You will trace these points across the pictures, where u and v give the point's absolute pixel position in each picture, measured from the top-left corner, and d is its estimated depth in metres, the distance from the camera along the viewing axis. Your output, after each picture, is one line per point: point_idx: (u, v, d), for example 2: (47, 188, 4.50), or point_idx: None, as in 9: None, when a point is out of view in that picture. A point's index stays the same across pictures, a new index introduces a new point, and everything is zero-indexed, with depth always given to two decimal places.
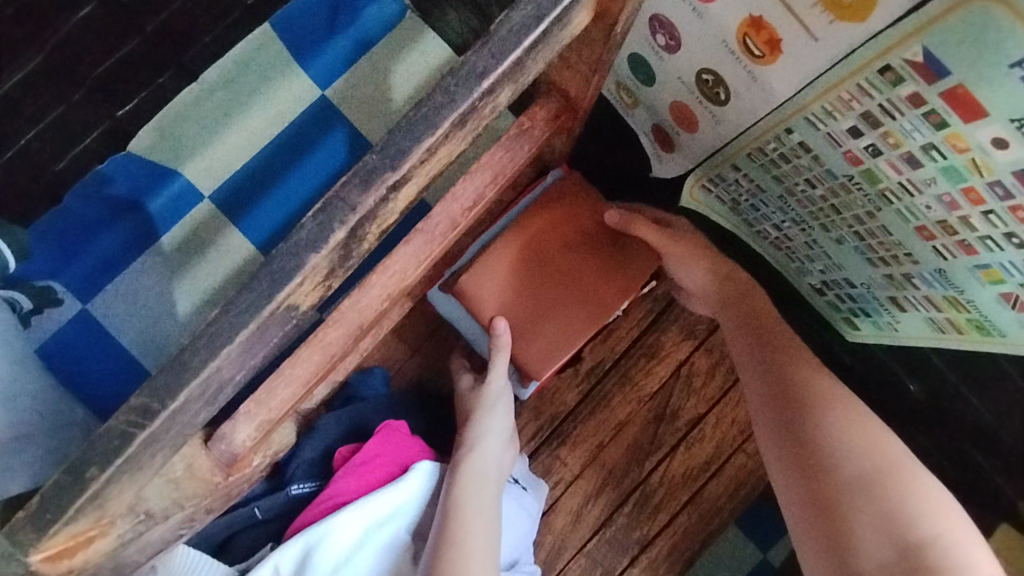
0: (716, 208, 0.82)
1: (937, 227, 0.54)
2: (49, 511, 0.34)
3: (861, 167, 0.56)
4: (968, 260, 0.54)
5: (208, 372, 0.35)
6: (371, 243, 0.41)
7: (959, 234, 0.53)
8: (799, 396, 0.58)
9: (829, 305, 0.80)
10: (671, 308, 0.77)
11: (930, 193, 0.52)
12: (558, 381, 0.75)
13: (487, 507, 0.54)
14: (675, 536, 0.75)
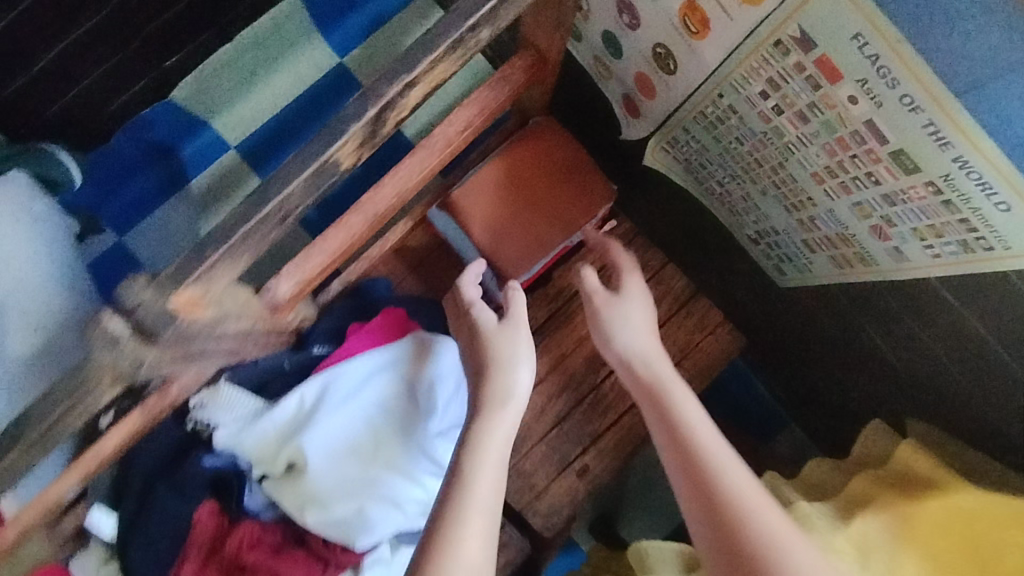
0: (673, 168, 0.97)
1: (824, 173, 0.69)
2: (185, 271, 0.43)
3: (772, 124, 0.71)
4: (848, 199, 0.70)
5: (284, 192, 0.45)
6: (389, 128, 0.52)
7: (839, 177, 0.68)
8: (679, 434, 0.66)
9: (762, 254, 0.96)
10: (629, 246, 0.92)
11: (817, 144, 0.67)
12: (530, 301, 0.91)
13: (498, 462, 0.60)
14: (621, 431, 0.92)
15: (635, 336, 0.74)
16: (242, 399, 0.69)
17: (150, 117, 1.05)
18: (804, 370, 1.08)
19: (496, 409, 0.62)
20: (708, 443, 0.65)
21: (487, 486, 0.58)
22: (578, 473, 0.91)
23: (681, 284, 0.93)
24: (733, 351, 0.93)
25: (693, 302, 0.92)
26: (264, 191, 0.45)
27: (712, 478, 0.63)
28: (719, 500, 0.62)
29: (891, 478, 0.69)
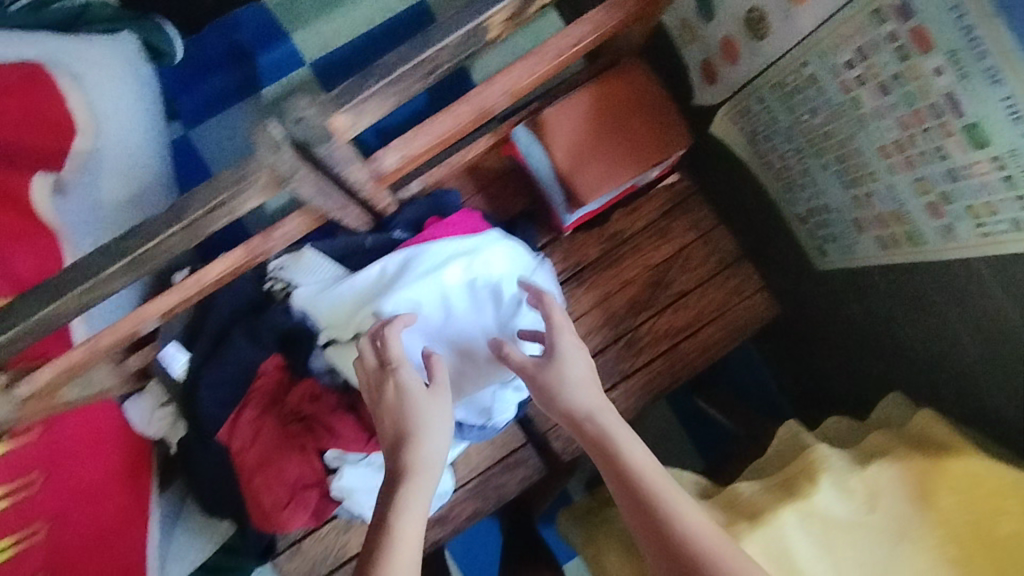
0: (736, 140, 1.01)
1: (893, 147, 0.74)
2: (350, 91, 0.47)
3: (850, 95, 0.76)
4: (910, 174, 0.75)
5: (443, 44, 0.48)
6: (535, 10, 0.53)
7: (906, 152, 0.73)
8: (609, 457, 0.61)
9: (807, 234, 1.01)
10: (686, 202, 0.97)
11: (892, 117, 0.72)
12: (584, 237, 0.96)
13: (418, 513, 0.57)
14: (649, 373, 0.97)
15: (577, 388, 0.65)
16: (322, 265, 0.73)
17: (261, 42, 1.08)
18: (819, 356, 1.12)
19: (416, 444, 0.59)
20: (647, 472, 0.61)
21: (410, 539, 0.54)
22: (605, 406, 0.96)
23: (728, 247, 0.97)
24: (767, 318, 0.97)
25: (736, 266, 0.97)
26: (423, 41, 0.48)
27: (649, 512, 0.59)
28: (655, 524, 0.59)
29: (904, 436, 0.75)
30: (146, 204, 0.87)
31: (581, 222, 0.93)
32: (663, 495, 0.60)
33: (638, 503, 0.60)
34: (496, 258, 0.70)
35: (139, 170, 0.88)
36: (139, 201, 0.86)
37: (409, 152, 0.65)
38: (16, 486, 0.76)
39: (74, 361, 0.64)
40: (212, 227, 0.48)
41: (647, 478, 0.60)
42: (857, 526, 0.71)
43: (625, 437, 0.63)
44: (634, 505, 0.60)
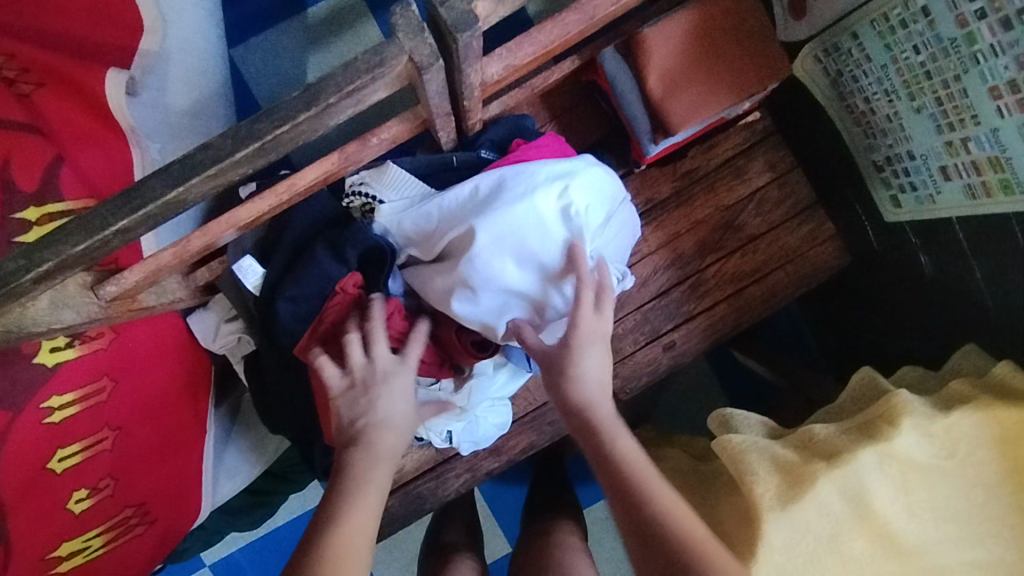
0: (819, 82, 0.96)
1: (1006, 87, 0.71)
2: None
3: (965, 30, 0.73)
4: (1019, 117, 0.71)
5: None
6: None
7: (1020, 92, 0.70)
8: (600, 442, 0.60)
9: (882, 182, 0.96)
10: (762, 144, 0.95)
11: (1010, 54, 0.69)
12: (657, 173, 0.94)
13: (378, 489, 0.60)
14: (712, 318, 0.95)
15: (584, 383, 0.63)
16: (405, 179, 0.70)
17: None
18: (869, 317, 1.09)
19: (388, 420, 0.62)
20: (639, 470, 0.59)
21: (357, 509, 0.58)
22: (665, 348, 0.95)
23: (803, 192, 0.95)
24: (834, 266, 0.96)
25: (810, 212, 0.95)
26: None
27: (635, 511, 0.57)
28: (640, 525, 0.56)
29: (984, 386, 0.72)
30: (207, 123, 0.85)
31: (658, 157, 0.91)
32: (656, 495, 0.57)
33: (624, 501, 0.58)
34: (586, 183, 0.66)
35: (197, 83, 0.85)
36: (199, 122, 0.83)
37: (513, 63, 0.62)
38: (87, 392, 0.75)
39: (162, 265, 0.62)
40: (339, 119, 0.45)
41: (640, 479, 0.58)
42: (934, 470, 0.70)
43: (621, 437, 0.60)
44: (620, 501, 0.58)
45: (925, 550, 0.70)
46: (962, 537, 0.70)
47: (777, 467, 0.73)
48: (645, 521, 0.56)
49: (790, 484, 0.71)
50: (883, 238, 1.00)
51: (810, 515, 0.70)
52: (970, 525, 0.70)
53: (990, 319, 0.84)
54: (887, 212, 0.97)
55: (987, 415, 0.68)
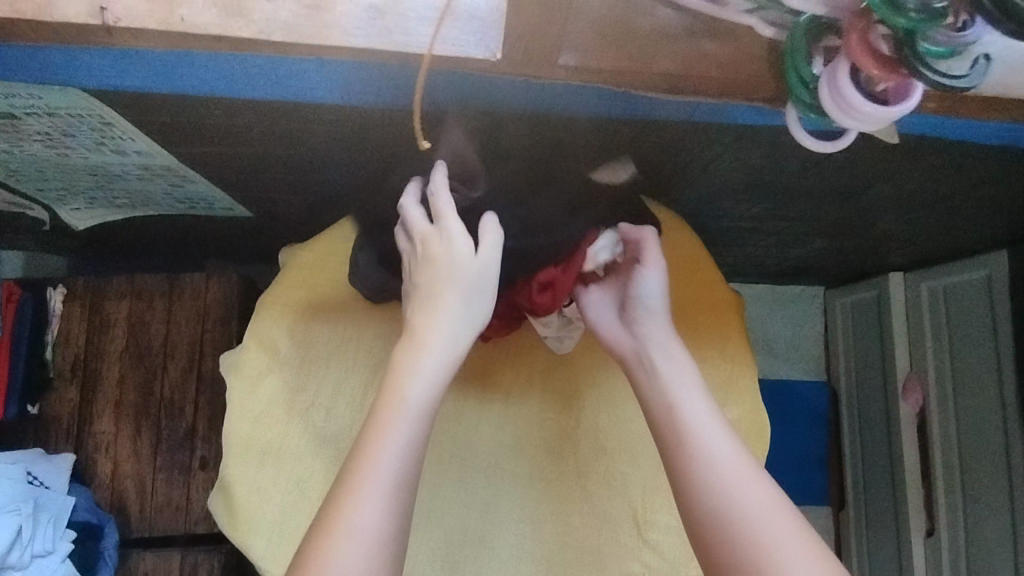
0: (101, 214, 1.09)
1: (66, 150, 0.83)
2: None
3: (12, 153, 0.84)
4: (97, 151, 0.83)
5: None
6: None
7: (71, 147, 0.82)
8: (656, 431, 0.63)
9: (201, 207, 1.07)
10: (97, 293, 1.03)
11: (26, 143, 0.81)
12: (55, 389, 1.00)
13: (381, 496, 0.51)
14: (206, 411, 1.01)
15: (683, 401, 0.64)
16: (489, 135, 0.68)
17: None
18: None
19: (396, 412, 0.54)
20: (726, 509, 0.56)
21: (380, 551, 0.50)
22: (202, 467, 0.99)
23: (158, 282, 1.04)
24: (234, 287, 1.03)
25: (176, 283, 1.03)
26: None
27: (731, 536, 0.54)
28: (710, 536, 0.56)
29: (269, 292, 0.79)
30: None
31: (21, 399, 0.98)
32: (776, 554, 0.52)
33: (706, 533, 0.56)
34: None
35: None
36: None
37: None
38: None
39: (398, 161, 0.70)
40: None
41: (733, 518, 0.55)
42: (295, 371, 0.77)
43: (729, 477, 0.57)
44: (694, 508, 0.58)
45: (351, 420, 0.76)
46: (364, 377, 0.77)
47: (217, 490, 0.77)
48: (733, 561, 0.53)
49: (225, 490, 0.76)
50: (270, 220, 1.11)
51: (246, 496, 0.75)
52: (357, 369, 0.77)
53: (322, 194, 0.99)
54: (238, 217, 1.11)
55: (281, 306, 0.78)
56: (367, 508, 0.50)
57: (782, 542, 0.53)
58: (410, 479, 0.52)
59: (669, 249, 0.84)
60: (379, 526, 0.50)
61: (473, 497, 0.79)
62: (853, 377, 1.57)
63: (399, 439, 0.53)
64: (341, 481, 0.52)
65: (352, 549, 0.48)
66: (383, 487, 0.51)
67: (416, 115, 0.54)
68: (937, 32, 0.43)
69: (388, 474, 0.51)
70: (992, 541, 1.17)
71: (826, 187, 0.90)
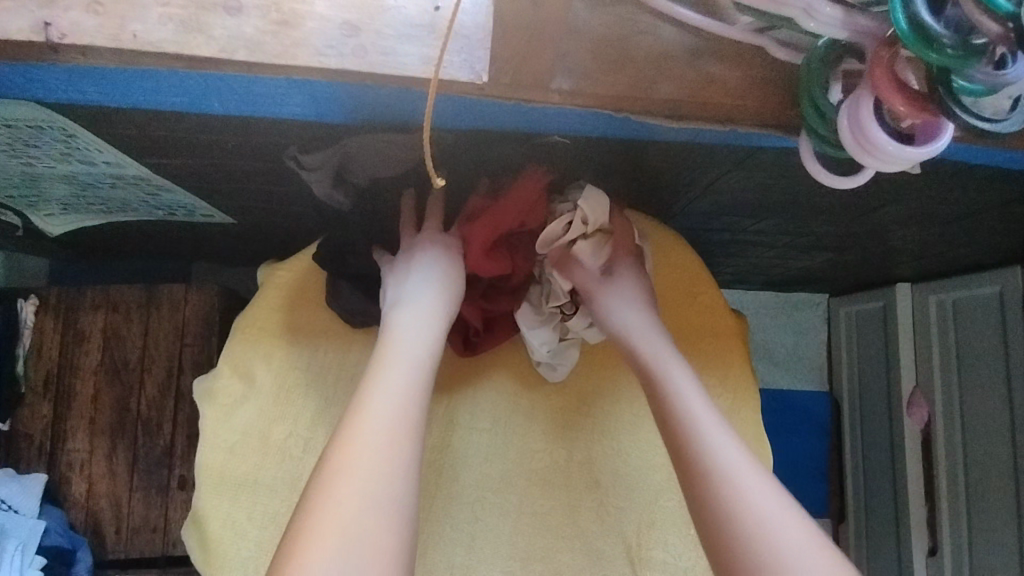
0: (76, 220, 1.04)
1: (31, 160, 0.78)
2: None
3: None
4: (66, 162, 0.79)
5: None
6: None
7: (37, 157, 0.77)
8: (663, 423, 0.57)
9: (182, 215, 1.03)
10: (71, 304, 0.99)
11: None
12: (27, 405, 0.96)
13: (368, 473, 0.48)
14: (184, 428, 0.97)
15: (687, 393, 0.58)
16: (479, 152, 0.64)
17: None
18: None
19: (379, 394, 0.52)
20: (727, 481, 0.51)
21: (379, 503, 0.47)
22: (180, 487, 0.95)
23: (135, 293, 0.99)
24: (214, 300, 0.99)
25: (153, 295, 0.99)
26: None
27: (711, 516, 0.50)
28: (702, 509, 0.51)
29: (244, 314, 0.75)
30: None
31: None
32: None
33: (717, 542, 0.49)
34: None
35: None
36: None
37: None
38: None
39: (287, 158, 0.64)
40: None
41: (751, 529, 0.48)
42: (271, 399, 0.73)
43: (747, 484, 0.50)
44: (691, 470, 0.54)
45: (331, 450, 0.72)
46: (344, 406, 0.73)
47: (189, 522, 0.73)
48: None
49: (197, 524, 0.72)
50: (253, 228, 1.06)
51: (219, 530, 0.71)
52: (337, 398, 0.73)
53: (306, 206, 0.94)
54: (220, 225, 1.07)
55: (257, 331, 0.74)
56: (368, 456, 0.48)
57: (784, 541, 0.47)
58: (408, 428, 0.51)
59: (669, 270, 0.79)
60: (375, 471, 0.48)
61: (461, 534, 0.74)
62: (856, 388, 1.53)
63: (386, 418, 0.51)
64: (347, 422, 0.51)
65: (342, 499, 0.46)
66: (383, 432, 0.50)
67: (425, 145, 0.48)
68: (976, 69, 0.38)
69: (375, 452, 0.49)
70: (997, 565, 1.13)
71: (835, 206, 0.86)
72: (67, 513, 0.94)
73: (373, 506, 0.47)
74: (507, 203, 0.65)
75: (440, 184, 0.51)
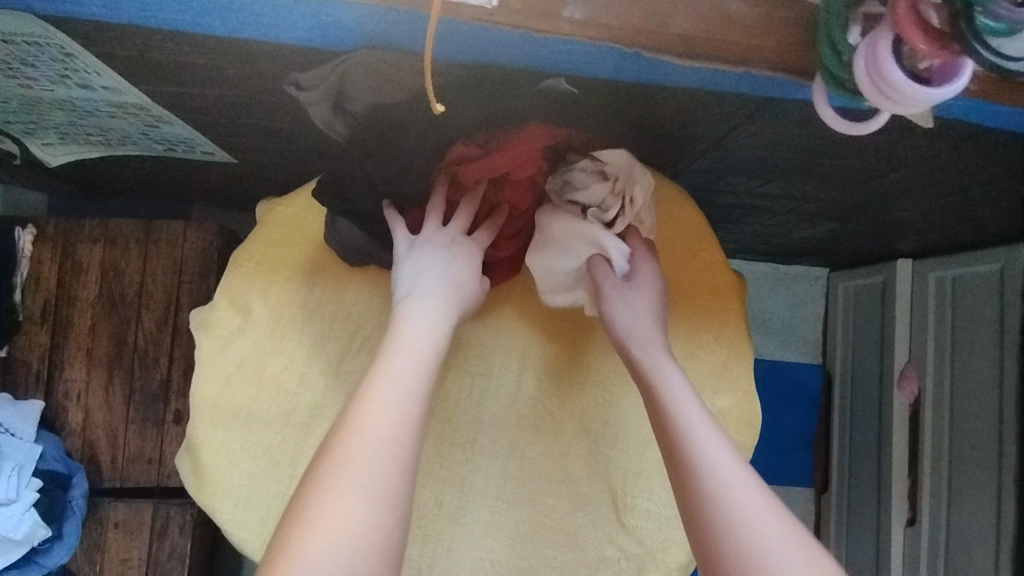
0: (75, 151, 1.03)
1: (29, 81, 0.77)
2: None
3: None
4: (63, 85, 0.77)
5: None
6: None
7: (35, 78, 0.76)
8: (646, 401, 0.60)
9: (182, 150, 1.01)
10: (69, 235, 0.99)
11: None
12: (25, 333, 0.97)
13: (374, 443, 0.50)
14: (181, 363, 0.98)
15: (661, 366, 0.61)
16: (484, 80, 0.63)
17: None
18: None
19: (384, 369, 0.55)
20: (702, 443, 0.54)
21: (377, 479, 0.48)
22: (175, 420, 0.97)
23: (133, 228, 0.99)
24: (213, 238, 0.99)
25: (152, 230, 0.99)
26: None
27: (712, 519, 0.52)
28: (678, 477, 0.53)
29: (241, 248, 0.74)
30: None
31: None
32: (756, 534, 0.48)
33: (691, 497, 0.51)
34: None
35: None
36: None
37: None
38: None
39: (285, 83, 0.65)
40: None
41: (722, 490, 0.50)
42: (267, 333, 0.73)
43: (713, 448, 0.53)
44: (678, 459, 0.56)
45: (326, 385, 0.73)
46: (339, 344, 0.73)
47: (184, 449, 0.74)
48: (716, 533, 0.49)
49: (191, 451, 0.73)
50: (253, 167, 1.05)
51: (212, 457, 0.72)
52: (333, 335, 0.73)
53: (306, 145, 0.93)
54: (220, 164, 1.06)
55: (254, 266, 0.74)
56: (369, 430, 0.50)
57: (744, 497, 0.50)
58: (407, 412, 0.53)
59: (671, 226, 0.79)
60: (376, 473, 0.48)
61: (451, 473, 0.75)
62: (849, 362, 1.54)
63: (395, 390, 0.53)
64: (339, 423, 0.52)
65: (345, 492, 0.47)
66: (387, 416, 0.52)
67: (426, 75, 0.48)
68: (998, 5, 0.37)
69: (380, 424, 0.51)
70: (975, 534, 1.16)
71: (842, 168, 0.85)
72: (63, 440, 0.95)
73: (375, 471, 0.49)
74: (500, 155, 0.65)
75: (438, 113, 0.51)
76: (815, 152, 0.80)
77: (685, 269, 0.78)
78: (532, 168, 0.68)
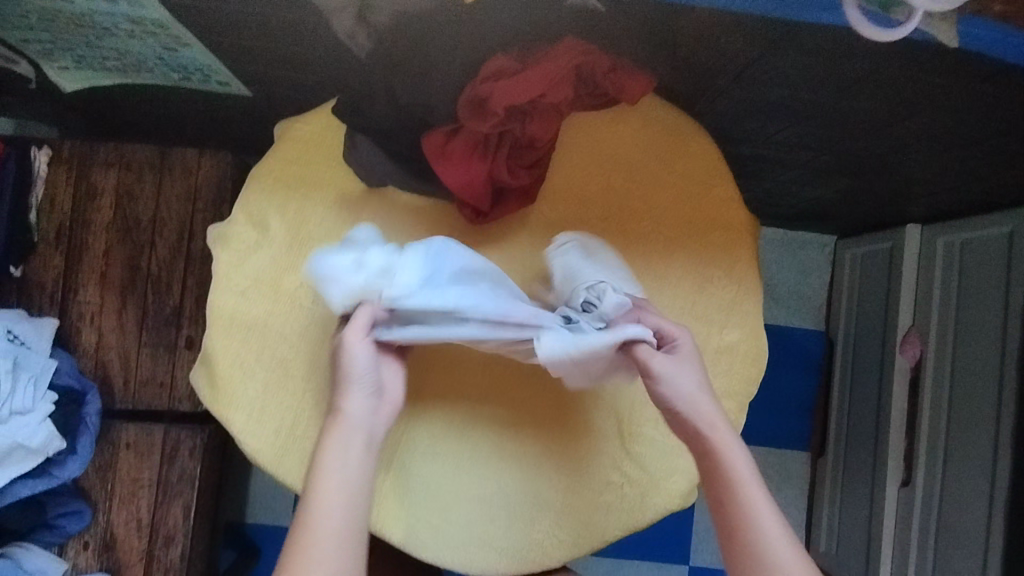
0: (90, 77, 1.03)
1: None
2: None
3: None
4: None
5: None
6: None
7: None
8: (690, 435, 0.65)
9: (198, 80, 1.01)
10: (84, 160, 0.99)
11: None
12: (40, 255, 0.98)
13: (328, 536, 0.59)
14: (193, 291, 0.99)
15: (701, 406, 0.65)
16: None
17: None
18: None
19: (326, 470, 0.63)
20: (746, 486, 0.61)
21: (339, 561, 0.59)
22: (187, 346, 0.98)
23: (147, 155, 0.99)
24: (226, 168, 0.99)
25: (166, 158, 0.99)
26: None
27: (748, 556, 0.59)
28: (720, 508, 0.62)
29: (259, 165, 0.75)
30: None
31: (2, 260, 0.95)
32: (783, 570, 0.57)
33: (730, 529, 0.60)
34: None
35: None
36: None
37: None
38: None
39: None
40: None
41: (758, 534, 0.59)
42: (284, 248, 0.74)
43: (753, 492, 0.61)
44: (722, 508, 0.61)
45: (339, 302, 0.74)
46: None
47: (200, 361, 0.75)
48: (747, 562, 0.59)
49: (207, 363, 0.74)
50: (267, 99, 1.05)
51: (227, 369, 0.73)
52: None
53: (320, 71, 0.92)
54: (234, 96, 1.06)
55: (271, 182, 0.74)
56: (322, 525, 0.60)
57: (773, 539, 0.59)
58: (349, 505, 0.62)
59: (686, 159, 0.79)
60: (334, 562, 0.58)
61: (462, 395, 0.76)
62: (851, 327, 1.55)
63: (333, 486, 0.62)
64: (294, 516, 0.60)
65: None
66: (333, 510, 0.61)
67: None
68: None
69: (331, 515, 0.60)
70: (969, 492, 1.18)
71: (859, 112, 0.85)
72: (77, 361, 0.97)
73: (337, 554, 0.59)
74: (534, 70, 0.66)
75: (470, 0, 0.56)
76: (833, 92, 0.80)
77: (698, 202, 0.79)
78: (564, 91, 0.69)
